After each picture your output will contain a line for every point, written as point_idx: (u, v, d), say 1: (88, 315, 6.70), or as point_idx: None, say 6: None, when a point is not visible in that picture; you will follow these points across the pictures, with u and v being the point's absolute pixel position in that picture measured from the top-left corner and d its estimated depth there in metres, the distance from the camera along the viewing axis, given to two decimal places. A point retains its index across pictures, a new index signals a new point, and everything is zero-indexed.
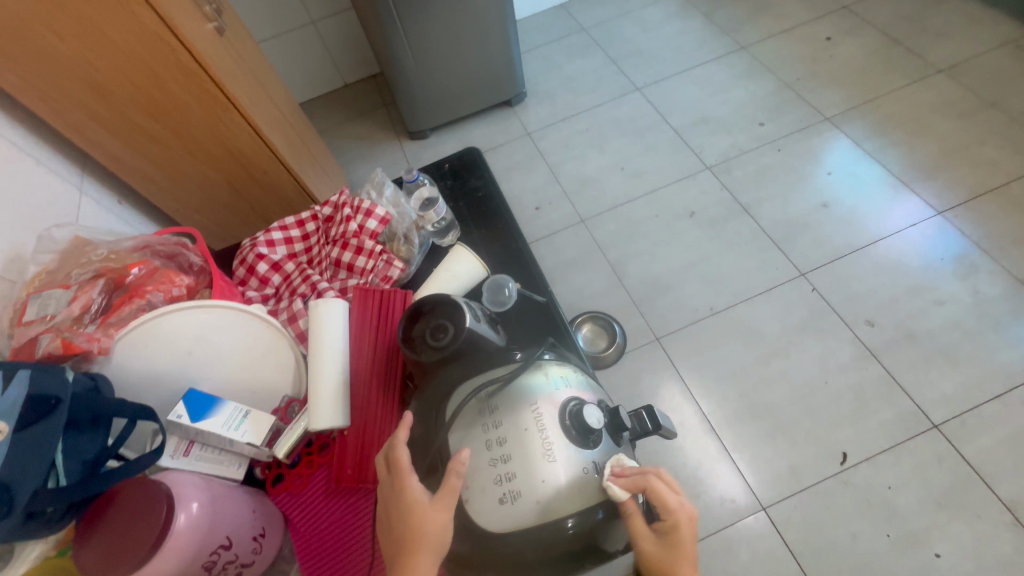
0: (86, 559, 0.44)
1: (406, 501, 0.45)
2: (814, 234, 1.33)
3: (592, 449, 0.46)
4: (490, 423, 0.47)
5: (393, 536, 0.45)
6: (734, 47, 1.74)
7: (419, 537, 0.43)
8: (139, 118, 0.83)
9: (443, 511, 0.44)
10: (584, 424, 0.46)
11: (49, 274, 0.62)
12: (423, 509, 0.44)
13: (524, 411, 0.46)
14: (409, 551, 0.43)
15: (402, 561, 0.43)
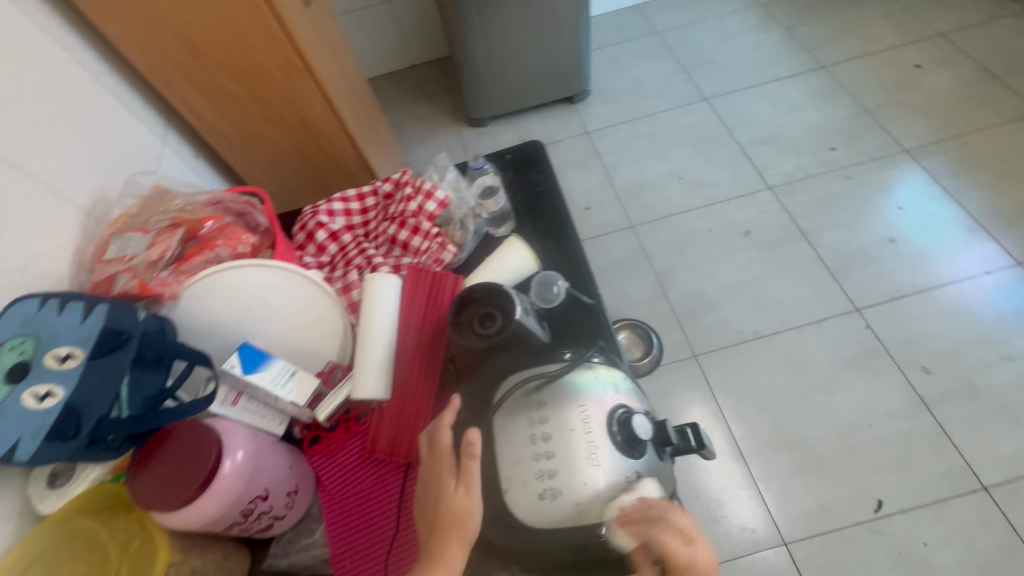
0: (138, 486, 0.46)
1: (440, 480, 0.47)
2: (876, 269, 1.27)
3: (637, 459, 0.46)
4: (536, 417, 0.47)
5: (427, 515, 0.46)
6: (813, 66, 1.66)
7: (453, 520, 0.44)
8: (224, 80, 0.87)
9: (469, 497, 0.44)
10: (632, 434, 0.46)
11: (131, 217, 0.67)
12: (457, 492, 0.45)
13: (571, 408, 0.46)
14: (442, 535, 0.43)
15: (436, 543, 0.43)
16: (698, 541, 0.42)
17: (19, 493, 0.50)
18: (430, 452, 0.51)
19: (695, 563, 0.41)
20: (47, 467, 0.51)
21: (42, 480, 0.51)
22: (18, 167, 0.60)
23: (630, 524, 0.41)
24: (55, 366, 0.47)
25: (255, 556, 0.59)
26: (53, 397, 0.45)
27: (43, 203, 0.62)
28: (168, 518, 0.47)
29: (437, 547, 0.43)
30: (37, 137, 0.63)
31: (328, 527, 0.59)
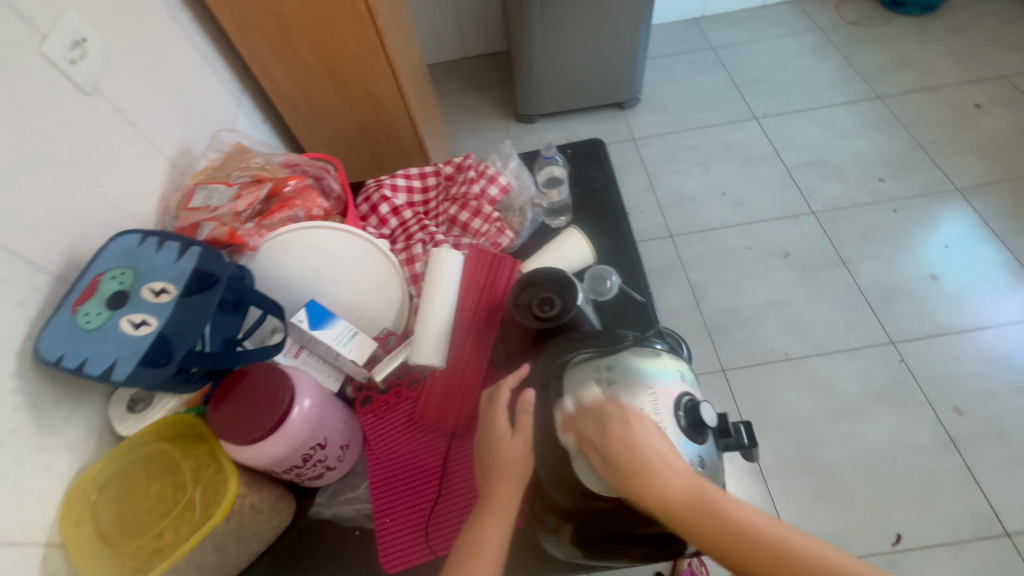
0: (216, 418, 0.49)
1: (496, 438, 0.47)
2: (914, 303, 1.26)
3: (702, 446, 0.44)
4: (606, 393, 0.44)
5: (480, 463, 0.47)
6: (869, 95, 1.65)
7: (505, 466, 0.45)
8: (303, 51, 0.90)
9: (525, 447, 0.46)
10: (699, 420, 0.43)
11: (215, 170, 0.70)
12: (514, 443, 0.46)
13: (640, 389, 0.44)
14: (496, 479, 0.45)
15: (490, 484, 0.45)
16: (641, 423, 0.41)
17: (100, 414, 0.54)
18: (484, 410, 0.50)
19: (632, 442, 0.40)
20: (127, 393, 0.55)
21: (122, 404, 0.54)
22: (120, 112, 0.63)
23: (570, 419, 0.44)
24: (150, 299, 0.50)
25: (301, 504, 0.61)
26: (147, 326, 0.49)
27: (138, 149, 0.66)
28: (239, 452, 0.49)
29: (489, 485, 0.45)
30: (138, 87, 0.67)
31: (371, 484, 0.61)
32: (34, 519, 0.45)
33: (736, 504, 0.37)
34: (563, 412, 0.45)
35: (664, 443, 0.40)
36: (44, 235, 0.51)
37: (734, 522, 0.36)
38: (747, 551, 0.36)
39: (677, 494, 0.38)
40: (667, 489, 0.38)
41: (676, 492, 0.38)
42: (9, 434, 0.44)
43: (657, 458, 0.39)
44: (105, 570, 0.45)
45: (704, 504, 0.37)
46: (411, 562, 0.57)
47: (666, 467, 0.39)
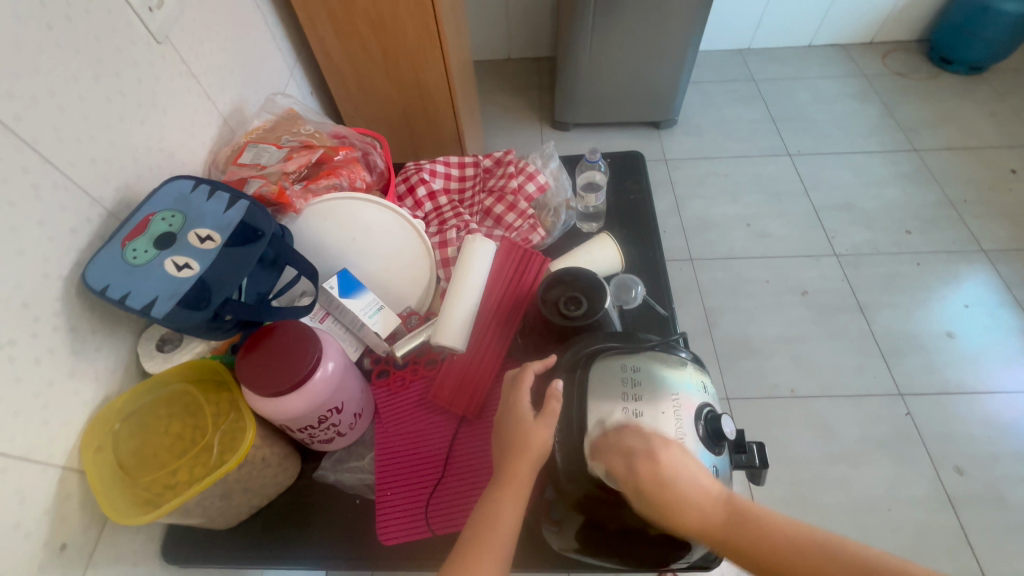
0: (244, 368, 0.50)
1: (517, 417, 0.48)
2: (927, 358, 1.25)
3: (718, 457, 0.44)
4: (630, 393, 0.45)
5: (500, 439, 0.48)
6: (905, 146, 1.65)
7: (522, 442, 0.46)
8: (362, 29, 0.92)
9: (545, 430, 0.46)
10: (719, 431, 0.44)
11: (265, 132, 0.72)
12: (535, 424, 0.47)
13: (665, 396, 0.44)
14: (514, 456, 0.46)
15: (508, 460, 0.46)
16: (667, 453, 0.41)
17: (129, 349, 0.55)
18: (507, 390, 0.51)
19: (661, 480, 0.40)
20: (158, 332, 0.56)
21: (151, 342, 0.56)
22: (184, 63, 0.65)
23: (598, 449, 0.43)
24: (195, 244, 0.52)
25: (306, 464, 0.62)
26: (190, 269, 0.50)
27: (195, 100, 0.67)
28: (261, 402, 0.50)
29: (507, 460, 0.46)
30: (203, 41, 0.69)
31: (376, 455, 0.62)
32: (58, 440, 0.46)
33: (771, 521, 0.38)
34: (589, 406, 0.46)
35: (693, 469, 0.41)
36: (101, 170, 0.52)
37: (770, 536, 0.38)
38: (786, 562, 0.37)
39: (712, 515, 0.39)
40: (701, 519, 0.39)
41: (710, 516, 0.39)
42: (46, 354, 0.45)
43: (688, 485, 0.40)
44: (119, 499, 0.46)
45: (740, 522, 0.39)
46: (407, 538, 0.57)
47: (698, 495, 0.40)
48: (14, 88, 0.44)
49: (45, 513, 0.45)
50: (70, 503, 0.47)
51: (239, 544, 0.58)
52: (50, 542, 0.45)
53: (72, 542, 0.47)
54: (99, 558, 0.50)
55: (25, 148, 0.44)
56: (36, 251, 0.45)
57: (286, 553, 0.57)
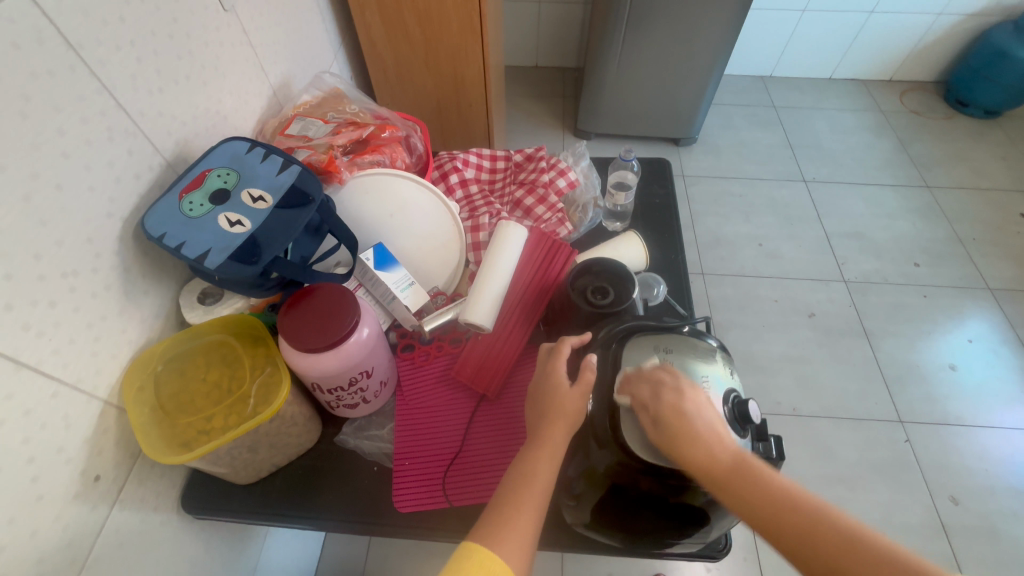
0: (288, 322, 0.52)
1: (554, 386, 0.50)
2: (928, 388, 1.27)
3: (742, 442, 0.46)
4: (661, 371, 0.46)
5: (535, 408, 0.51)
6: (917, 182, 1.69)
7: (558, 409, 0.49)
8: (408, 20, 0.95)
9: (580, 399, 0.49)
10: (747, 417, 0.45)
11: (312, 107, 0.74)
12: (570, 394, 0.49)
13: (696, 384, 0.46)
14: (550, 422, 0.48)
15: (543, 428, 0.48)
16: (691, 392, 0.44)
17: (172, 297, 0.57)
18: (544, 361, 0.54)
19: (684, 410, 0.43)
20: (199, 285, 0.58)
21: (192, 294, 0.57)
22: (245, 33, 0.68)
23: (628, 381, 0.47)
24: (248, 203, 0.54)
25: (327, 428, 0.64)
26: (241, 226, 0.52)
27: (250, 70, 0.70)
28: (298, 357, 0.52)
29: (541, 427, 0.48)
30: (263, 15, 0.72)
31: (396, 424, 0.64)
32: (102, 375, 0.48)
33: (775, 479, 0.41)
34: (623, 381, 0.48)
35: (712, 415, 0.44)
36: (165, 123, 0.55)
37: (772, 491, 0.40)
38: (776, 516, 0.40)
39: (721, 460, 0.42)
40: (709, 458, 0.42)
41: (719, 460, 0.42)
42: (101, 289, 0.47)
43: (706, 426, 0.43)
44: (156, 438, 0.48)
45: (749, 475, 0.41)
46: (421, 506, 0.59)
47: (713, 438, 0.43)
48: (101, 36, 0.46)
49: (84, 443, 0.46)
50: (107, 438, 0.49)
51: (256, 500, 0.59)
52: (85, 472, 0.47)
53: (105, 475, 0.49)
54: (125, 495, 0.51)
55: (104, 93, 0.47)
56: (103, 190, 0.47)
57: (301, 513, 0.59)
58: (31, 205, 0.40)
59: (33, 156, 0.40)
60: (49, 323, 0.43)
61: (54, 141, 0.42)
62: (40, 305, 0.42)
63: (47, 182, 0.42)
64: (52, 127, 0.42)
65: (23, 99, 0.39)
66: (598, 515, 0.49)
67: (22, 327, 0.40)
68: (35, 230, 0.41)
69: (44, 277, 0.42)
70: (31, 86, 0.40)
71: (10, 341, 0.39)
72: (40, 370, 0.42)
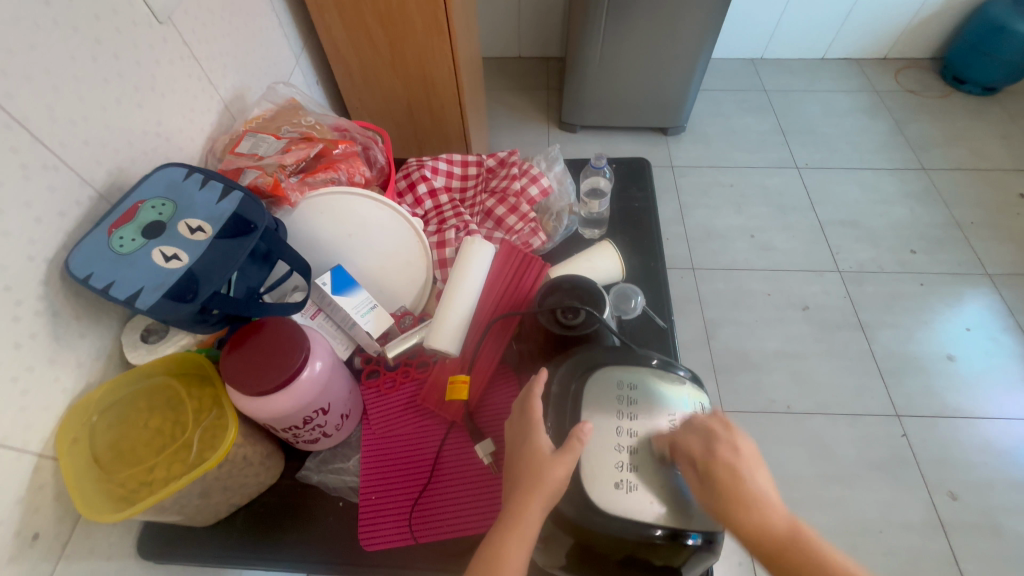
0: (231, 365, 0.49)
1: (534, 449, 0.44)
2: (926, 380, 1.24)
3: None
4: (626, 412, 0.46)
5: (511, 473, 0.44)
6: (914, 165, 1.64)
7: (538, 475, 0.42)
8: (370, 21, 0.90)
9: (563, 466, 0.42)
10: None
11: (265, 121, 0.70)
12: (550, 456, 0.43)
13: (660, 411, 0.46)
14: (525, 490, 0.42)
15: (517, 499, 0.42)
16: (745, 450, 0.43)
17: (114, 336, 0.53)
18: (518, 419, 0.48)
19: (739, 473, 0.42)
20: (143, 322, 0.54)
21: (136, 332, 0.54)
22: (187, 46, 0.64)
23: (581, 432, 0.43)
24: (186, 234, 0.50)
25: (290, 462, 0.61)
26: (178, 260, 0.49)
27: (195, 84, 0.66)
28: (246, 400, 0.49)
29: (517, 497, 0.42)
30: (207, 25, 0.67)
31: (362, 456, 0.61)
32: (33, 429, 0.45)
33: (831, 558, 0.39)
34: (585, 413, 0.46)
35: (767, 481, 0.43)
36: (93, 152, 0.51)
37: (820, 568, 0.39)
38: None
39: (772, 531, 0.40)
40: (763, 526, 0.41)
41: (773, 528, 0.41)
42: (26, 339, 0.44)
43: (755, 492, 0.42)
44: (93, 492, 0.45)
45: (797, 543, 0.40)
46: (386, 544, 0.56)
47: (762, 506, 0.41)
48: (7, 65, 0.42)
49: (17, 504, 0.43)
50: (44, 494, 0.46)
51: (217, 542, 0.57)
52: (21, 533, 0.44)
53: (45, 534, 0.46)
54: (72, 550, 0.48)
55: (14, 127, 0.43)
56: (21, 233, 0.44)
57: (265, 553, 0.56)
58: None
59: None
60: None
61: None
62: None
63: None
64: None
65: None
66: (573, 565, 0.45)
67: None
68: None
69: None
70: None
71: None
72: None
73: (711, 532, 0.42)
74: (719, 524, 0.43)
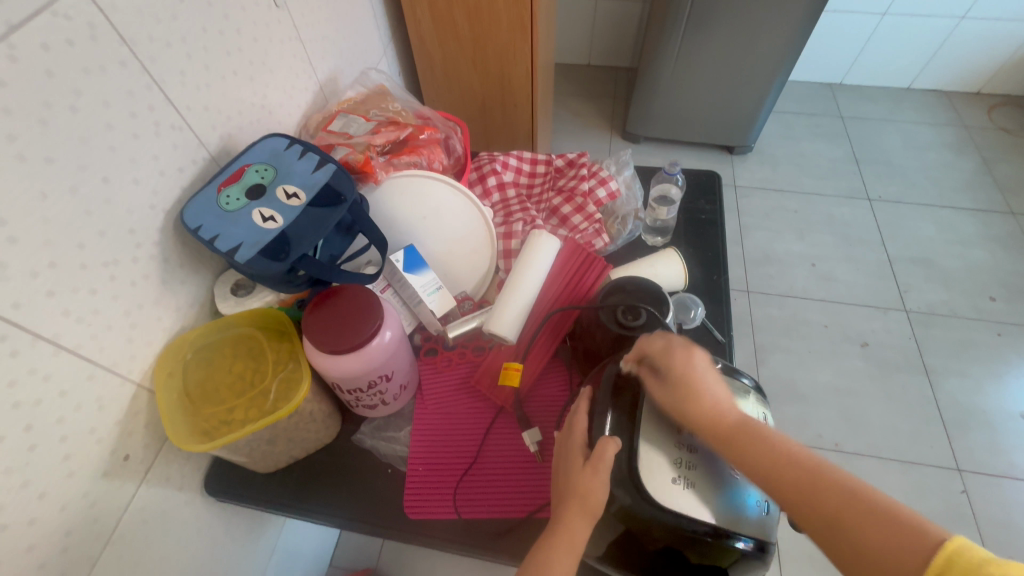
0: (311, 321, 0.52)
1: (570, 465, 0.47)
2: (993, 436, 1.16)
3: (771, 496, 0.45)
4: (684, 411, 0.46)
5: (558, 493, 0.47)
6: (1000, 208, 1.54)
7: (578, 495, 0.45)
8: (458, 17, 0.94)
9: (597, 482, 0.44)
10: None
11: (356, 104, 0.75)
12: (585, 473, 0.45)
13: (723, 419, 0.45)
14: (568, 509, 0.45)
15: (560, 516, 0.45)
16: (698, 357, 0.48)
17: (208, 287, 0.58)
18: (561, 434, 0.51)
19: (693, 370, 0.47)
20: (233, 277, 0.59)
21: (226, 285, 0.58)
22: (295, 29, 0.69)
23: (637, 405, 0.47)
24: (283, 199, 0.55)
25: (346, 426, 0.64)
26: (274, 222, 0.53)
27: (299, 65, 0.71)
28: (320, 357, 0.52)
29: (560, 517, 0.45)
30: (314, 11, 0.73)
31: (414, 428, 0.63)
32: (136, 360, 0.50)
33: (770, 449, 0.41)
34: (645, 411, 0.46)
35: (717, 385, 0.46)
36: (211, 118, 0.56)
37: (770, 448, 0.41)
38: (808, 490, 0.39)
39: (725, 418, 0.44)
40: (716, 417, 0.44)
41: (723, 422, 0.44)
42: (140, 279, 0.49)
43: (706, 393, 0.46)
44: (182, 425, 0.50)
45: (750, 432, 0.43)
46: (431, 515, 0.58)
47: (714, 400, 0.45)
48: (154, 33, 0.47)
49: (116, 424, 0.48)
50: (138, 420, 0.50)
51: (274, 490, 0.60)
52: (115, 452, 0.48)
53: (134, 456, 0.50)
54: (153, 475, 0.53)
55: (154, 88, 0.48)
56: (148, 183, 0.48)
57: (316, 507, 0.59)
58: (77, 196, 0.42)
59: (81, 149, 0.42)
60: (89, 309, 0.44)
61: (103, 135, 0.44)
62: (81, 292, 0.43)
63: (93, 174, 0.43)
64: (102, 121, 0.43)
65: (75, 94, 0.41)
66: (615, 556, 0.47)
67: (63, 312, 0.42)
68: (80, 219, 0.42)
69: (86, 265, 0.43)
70: (83, 82, 0.41)
71: (50, 325, 0.41)
72: (77, 354, 0.44)
73: (764, 542, 0.42)
74: (771, 536, 0.42)
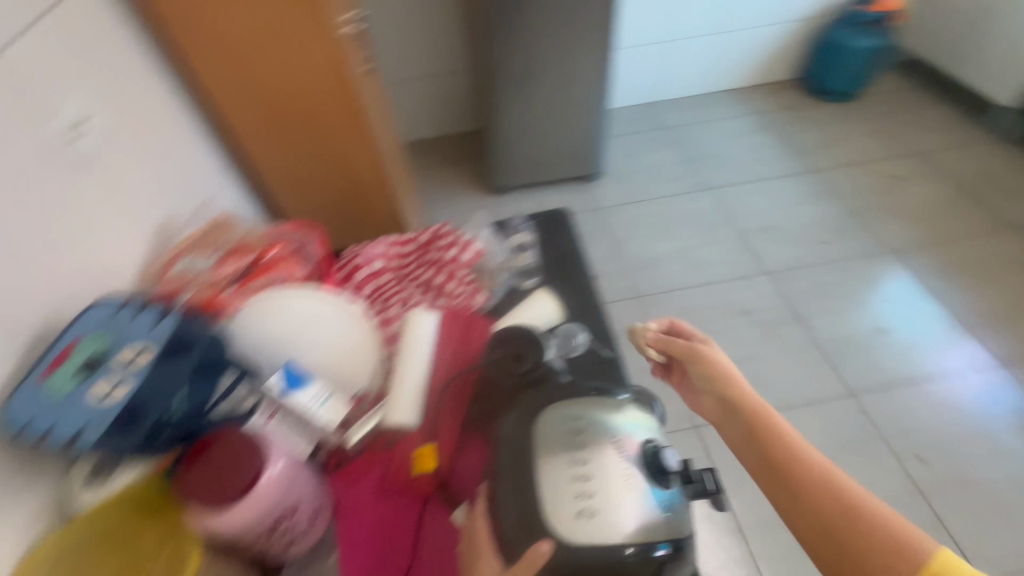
0: (190, 483, 0.49)
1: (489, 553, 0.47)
2: (869, 356, 1.34)
3: (670, 490, 0.47)
4: (573, 446, 0.48)
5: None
6: (806, 168, 1.84)
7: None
8: (293, 127, 0.95)
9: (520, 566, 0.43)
10: (664, 463, 0.47)
11: (196, 240, 0.72)
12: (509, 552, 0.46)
13: (607, 439, 0.48)
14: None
15: None
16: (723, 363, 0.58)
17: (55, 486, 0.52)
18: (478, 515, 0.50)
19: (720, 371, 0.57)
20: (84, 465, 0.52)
21: (77, 478, 0.51)
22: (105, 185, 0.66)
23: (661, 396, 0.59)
24: (124, 365, 0.51)
25: None
26: (116, 393, 0.49)
27: (122, 217, 0.68)
28: (207, 519, 0.48)
29: None
30: (128, 162, 0.71)
31: (341, 553, 0.58)
32: None
33: (795, 459, 0.47)
34: (538, 464, 0.47)
35: (729, 368, 0.57)
36: (19, 305, 0.51)
37: (782, 442, 0.49)
38: (821, 484, 0.45)
39: (748, 411, 0.53)
40: (741, 400, 0.54)
41: (748, 408, 0.53)
42: None
43: (734, 386, 0.56)
44: None
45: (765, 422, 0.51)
46: None
47: (728, 384, 0.56)
48: None
49: None
50: None
51: None
52: None
53: None
54: None
55: None
56: None
57: None
58: None
59: None
60: None
61: None
62: None
63: None
64: None
65: None
66: None
67: None
68: None
69: None
70: None
71: None
72: None
73: (677, 540, 0.44)
74: (683, 531, 0.45)
